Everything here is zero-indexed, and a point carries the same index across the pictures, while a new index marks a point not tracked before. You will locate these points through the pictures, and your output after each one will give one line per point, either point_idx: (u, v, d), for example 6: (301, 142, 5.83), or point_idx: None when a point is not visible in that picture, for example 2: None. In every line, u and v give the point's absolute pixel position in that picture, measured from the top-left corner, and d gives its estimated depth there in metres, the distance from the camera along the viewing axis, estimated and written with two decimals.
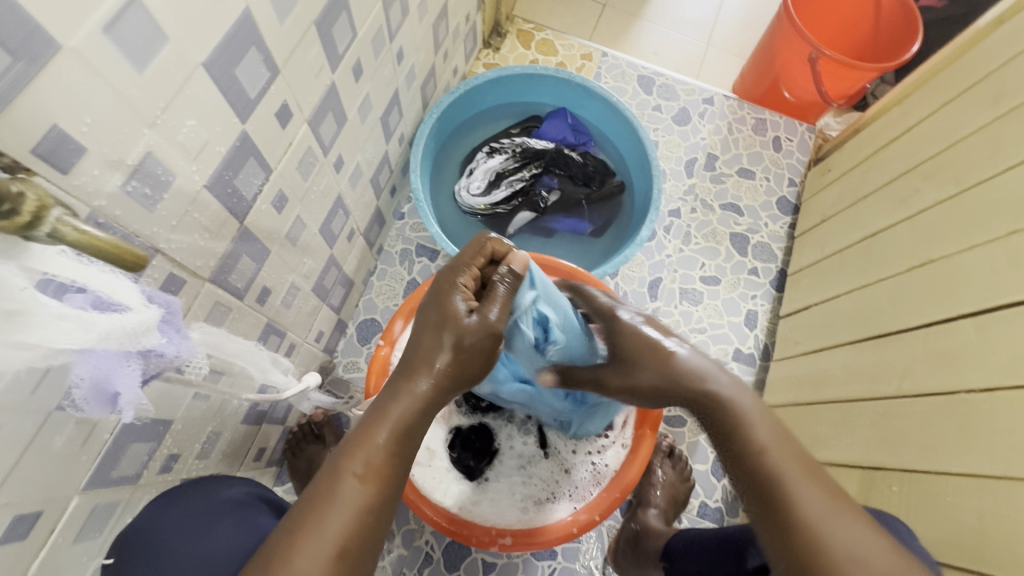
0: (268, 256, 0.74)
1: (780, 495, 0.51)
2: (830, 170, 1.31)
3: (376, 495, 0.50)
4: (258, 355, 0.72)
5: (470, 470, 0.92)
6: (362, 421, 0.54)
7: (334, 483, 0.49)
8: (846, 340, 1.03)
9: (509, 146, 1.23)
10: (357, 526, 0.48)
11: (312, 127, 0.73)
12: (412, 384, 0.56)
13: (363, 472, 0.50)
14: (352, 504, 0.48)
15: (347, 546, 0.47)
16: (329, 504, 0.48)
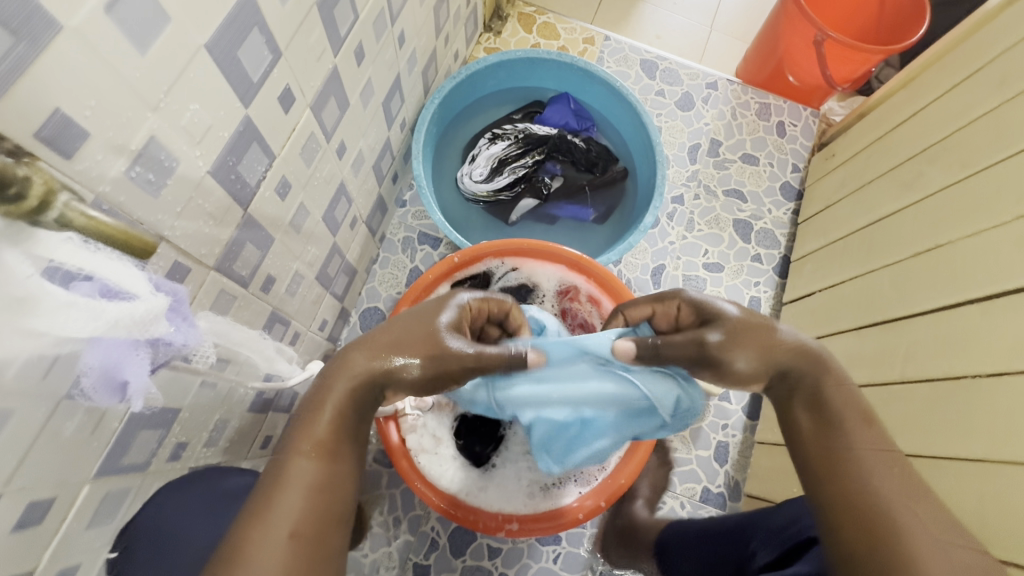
0: (273, 243, 0.73)
1: (850, 469, 0.59)
2: (835, 154, 1.30)
3: (322, 471, 0.56)
4: (253, 342, 0.71)
5: (476, 457, 0.92)
6: (309, 398, 0.61)
7: (285, 462, 0.56)
8: (846, 326, 1.03)
9: (512, 133, 1.21)
10: (309, 502, 0.54)
11: (314, 112, 0.72)
12: (353, 354, 0.63)
13: (314, 450, 0.57)
14: (303, 483, 0.54)
15: (305, 518, 0.53)
16: (285, 484, 0.54)
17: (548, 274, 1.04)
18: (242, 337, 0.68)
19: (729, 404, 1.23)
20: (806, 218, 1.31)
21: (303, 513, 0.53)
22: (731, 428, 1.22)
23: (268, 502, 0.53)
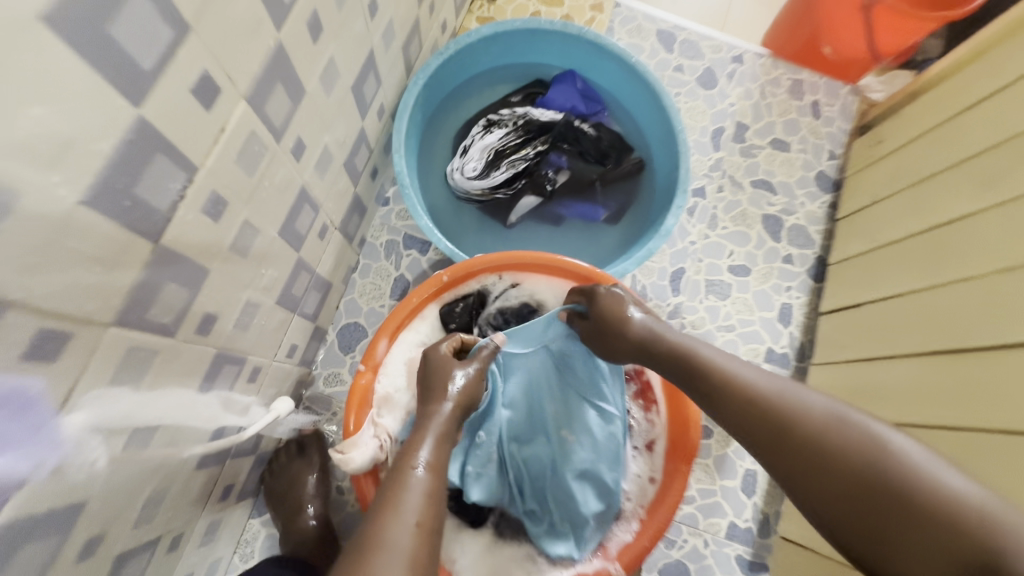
0: (206, 275, 0.58)
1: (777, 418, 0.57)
2: (884, 141, 1.14)
3: (432, 481, 0.59)
4: (172, 412, 0.58)
5: (472, 520, 0.81)
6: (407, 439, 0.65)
7: (398, 479, 0.58)
8: (893, 352, 0.91)
9: (510, 119, 1.04)
10: (428, 508, 0.56)
11: (254, 106, 0.55)
12: (437, 407, 0.69)
13: (426, 465, 0.60)
14: (421, 489, 0.57)
15: (422, 522, 0.54)
16: (401, 490, 0.56)
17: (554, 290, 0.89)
18: (156, 415, 0.54)
19: None
20: (846, 215, 1.16)
21: (421, 517, 0.54)
22: None
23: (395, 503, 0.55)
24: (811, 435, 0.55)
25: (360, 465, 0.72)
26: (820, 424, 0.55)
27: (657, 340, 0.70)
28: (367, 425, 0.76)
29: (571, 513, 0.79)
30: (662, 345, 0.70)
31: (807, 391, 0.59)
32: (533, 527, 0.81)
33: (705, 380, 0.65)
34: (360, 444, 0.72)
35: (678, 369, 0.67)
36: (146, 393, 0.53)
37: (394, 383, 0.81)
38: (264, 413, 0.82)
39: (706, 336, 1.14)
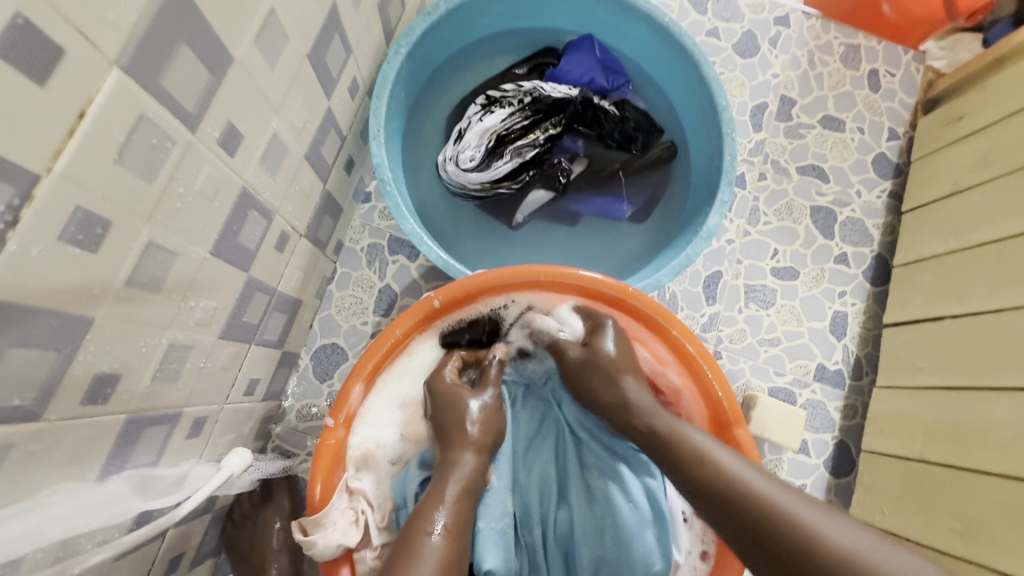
0: (89, 325, 0.41)
1: (774, 524, 0.49)
2: (965, 117, 0.94)
3: (448, 549, 0.53)
4: (38, 530, 0.40)
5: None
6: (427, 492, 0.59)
7: (411, 544, 0.53)
8: (994, 382, 0.75)
9: (515, 95, 0.84)
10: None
11: (141, 80, 0.37)
12: (459, 457, 0.62)
13: (443, 530, 0.55)
14: (434, 560, 0.52)
15: None
16: (411, 561, 0.51)
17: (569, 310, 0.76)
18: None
19: (808, 459, 0.93)
20: (917, 206, 0.98)
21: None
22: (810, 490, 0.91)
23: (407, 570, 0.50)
24: (811, 547, 0.47)
25: (325, 552, 0.60)
26: (799, 524, 0.48)
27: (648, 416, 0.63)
28: (339, 494, 0.64)
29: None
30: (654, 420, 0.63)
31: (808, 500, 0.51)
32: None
33: (678, 459, 0.58)
34: (327, 525, 0.61)
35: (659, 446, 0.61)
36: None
37: (376, 436, 0.69)
38: (209, 472, 0.63)
39: (747, 352, 0.96)
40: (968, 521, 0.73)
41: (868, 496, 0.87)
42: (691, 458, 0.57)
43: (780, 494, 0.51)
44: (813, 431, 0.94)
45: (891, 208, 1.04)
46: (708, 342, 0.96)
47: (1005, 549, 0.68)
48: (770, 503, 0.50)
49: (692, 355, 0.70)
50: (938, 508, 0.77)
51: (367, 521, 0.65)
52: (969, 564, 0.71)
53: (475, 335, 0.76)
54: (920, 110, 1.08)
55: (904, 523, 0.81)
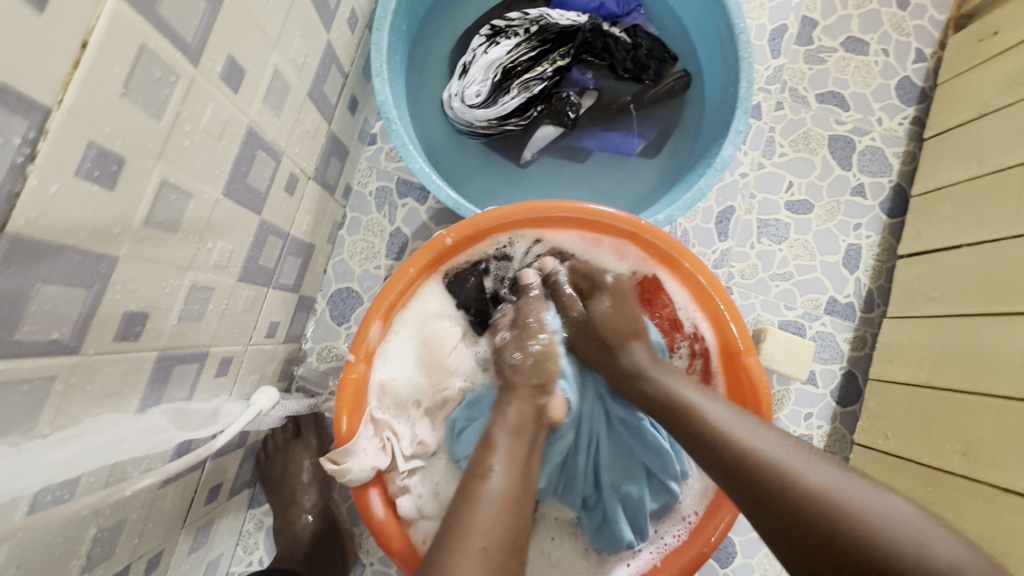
0: (115, 263, 0.42)
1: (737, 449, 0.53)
2: (1000, 33, 0.89)
3: (513, 491, 0.52)
4: (85, 457, 0.42)
5: None
6: (474, 461, 0.56)
7: (471, 490, 0.52)
8: (1010, 308, 0.75)
9: (521, 24, 0.81)
10: (503, 521, 0.49)
11: (139, 7, 0.36)
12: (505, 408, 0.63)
13: (504, 470, 0.54)
14: (498, 497, 0.51)
15: (490, 542, 0.47)
16: (472, 505, 0.50)
17: (584, 243, 0.76)
18: (50, 471, 0.39)
19: (815, 389, 0.95)
20: (941, 132, 0.94)
21: (496, 534, 0.48)
22: (815, 418, 0.94)
23: (470, 514, 0.49)
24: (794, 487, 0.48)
25: (359, 476, 0.63)
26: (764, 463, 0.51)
27: (642, 377, 0.65)
28: (364, 426, 0.66)
29: (634, 507, 0.72)
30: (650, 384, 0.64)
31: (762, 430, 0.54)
32: (587, 520, 0.74)
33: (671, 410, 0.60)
34: (358, 453, 0.64)
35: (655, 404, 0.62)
36: (41, 441, 0.39)
37: (395, 371, 0.72)
38: (240, 409, 0.66)
39: (758, 287, 0.96)
40: (970, 442, 0.75)
41: (873, 421, 0.89)
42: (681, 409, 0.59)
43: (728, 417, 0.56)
44: (822, 361, 0.95)
45: (913, 135, 1.00)
46: (718, 278, 0.96)
47: (1005, 467, 0.70)
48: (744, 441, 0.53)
49: (705, 286, 0.70)
50: (942, 431, 0.79)
51: (393, 448, 0.68)
52: (968, 481, 0.74)
53: (480, 277, 0.77)
54: (952, 27, 1.01)
55: (907, 447, 0.83)
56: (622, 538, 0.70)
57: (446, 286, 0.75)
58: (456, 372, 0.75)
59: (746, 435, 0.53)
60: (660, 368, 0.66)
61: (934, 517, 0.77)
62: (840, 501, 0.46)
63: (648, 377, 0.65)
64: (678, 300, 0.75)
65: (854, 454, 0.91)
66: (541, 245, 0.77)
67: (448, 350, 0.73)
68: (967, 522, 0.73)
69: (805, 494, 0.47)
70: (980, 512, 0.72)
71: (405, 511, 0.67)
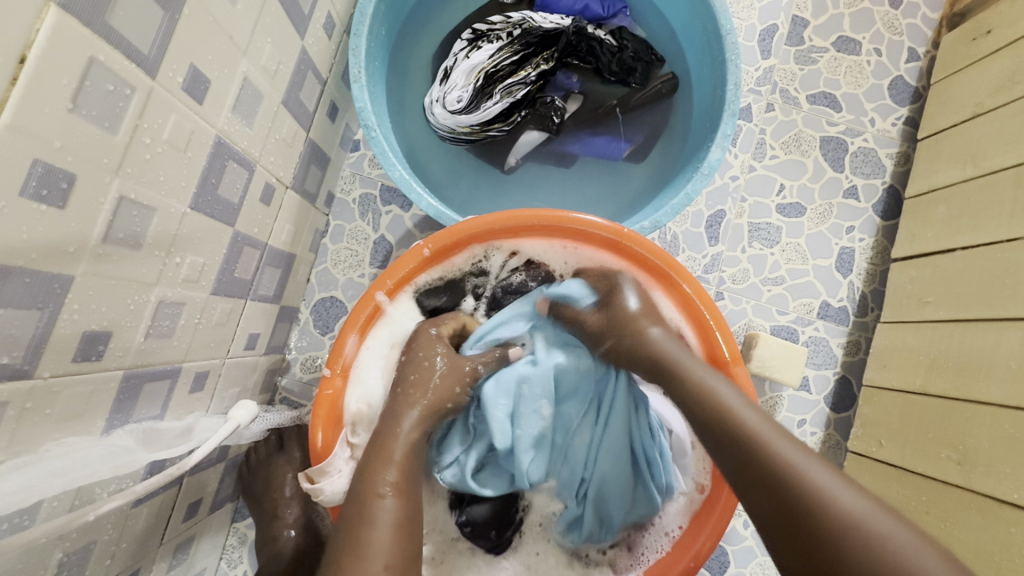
0: (70, 283, 0.41)
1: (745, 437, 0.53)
2: (993, 32, 0.87)
3: (403, 507, 0.55)
4: (42, 483, 0.41)
5: (493, 545, 0.72)
6: (365, 466, 0.57)
7: (363, 507, 0.54)
8: (1005, 313, 0.73)
9: (503, 28, 0.79)
10: (399, 539, 0.52)
11: (86, 18, 0.35)
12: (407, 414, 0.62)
13: (394, 488, 0.56)
14: (389, 520, 0.53)
15: (391, 562, 0.51)
16: (366, 526, 0.52)
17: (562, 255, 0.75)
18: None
19: (808, 395, 0.93)
20: (934, 132, 0.93)
21: (393, 555, 0.51)
22: (809, 425, 0.92)
23: (366, 537, 0.52)
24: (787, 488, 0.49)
25: (332, 497, 0.62)
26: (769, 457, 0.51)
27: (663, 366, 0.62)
28: (342, 446, 0.65)
29: (612, 511, 0.72)
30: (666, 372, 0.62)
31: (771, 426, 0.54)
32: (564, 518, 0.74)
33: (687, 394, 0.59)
34: (333, 472, 0.63)
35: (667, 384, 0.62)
36: None
37: (371, 397, 0.68)
38: (216, 424, 0.64)
39: (749, 292, 0.94)
40: (965, 450, 0.73)
41: (867, 428, 0.87)
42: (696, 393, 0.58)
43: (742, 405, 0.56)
44: (815, 367, 0.93)
45: (906, 136, 0.98)
46: (709, 283, 0.95)
47: (1000, 476, 0.69)
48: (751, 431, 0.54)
49: (691, 297, 0.69)
50: (937, 439, 0.77)
51: None
52: (964, 491, 0.72)
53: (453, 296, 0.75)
54: (945, 26, 0.99)
55: (901, 455, 0.82)
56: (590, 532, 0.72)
57: (417, 304, 0.73)
58: None
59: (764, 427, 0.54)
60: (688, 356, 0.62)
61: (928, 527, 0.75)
62: (838, 507, 0.47)
63: (662, 360, 0.63)
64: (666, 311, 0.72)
65: (848, 461, 0.89)
66: (515, 258, 0.75)
67: None
68: (962, 532, 0.71)
69: (805, 494, 0.48)
70: (975, 523, 0.70)
71: None
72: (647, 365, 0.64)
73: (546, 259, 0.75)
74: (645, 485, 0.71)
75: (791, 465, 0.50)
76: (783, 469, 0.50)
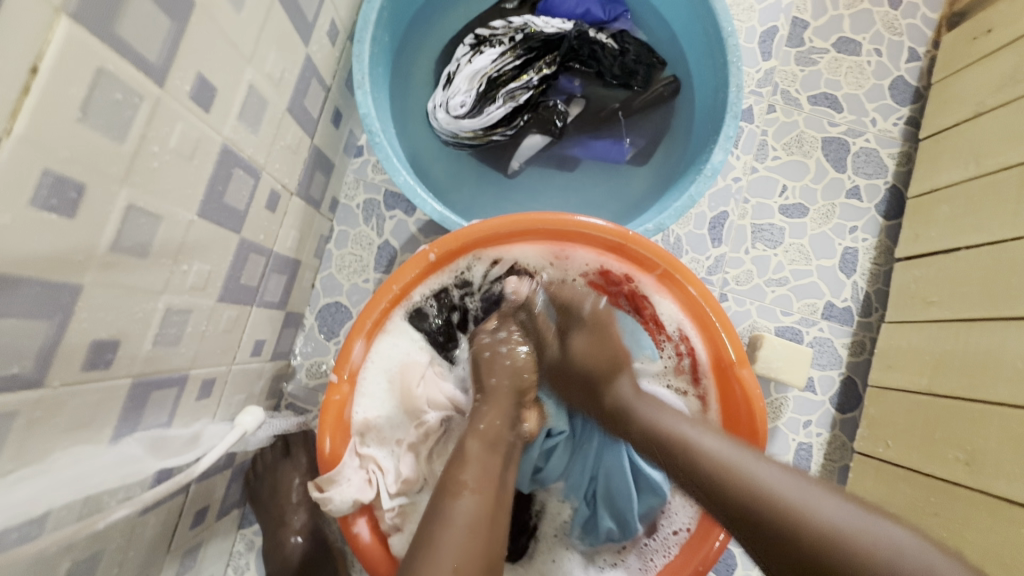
0: (78, 291, 0.41)
1: (736, 485, 0.52)
2: (994, 32, 0.87)
3: (482, 509, 0.55)
4: (49, 492, 0.41)
5: (509, 553, 0.72)
6: (447, 467, 0.60)
7: (444, 502, 0.55)
8: (1011, 313, 0.73)
9: (505, 32, 0.79)
10: (473, 538, 0.53)
11: (96, 29, 0.35)
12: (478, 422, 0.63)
13: (475, 486, 0.57)
14: (467, 519, 0.54)
15: (461, 564, 0.51)
16: (443, 524, 0.53)
17: (552, 259, 0.75)
18: (7, 513, 0.38)
19: (814, 396, 0.93)
20: (935, 132, 0.93)
21: (464, 555, 0.51)
22: (815, 426, 0.92)
23: (438, 531, 0.53)
24: (795, 522, 0.48)
25: (341, 507, 0.62)
26: (771, 502, 0.50)
27: (629, 414, 0.64)
28: (350, 455, 0.66)
29: (622, 506, 0.72)
30: (635, 421, 0.63)
31: (760, 461, 0.54)
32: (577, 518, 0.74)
33: (670, 452, 0.58)
34: (341, 482, 0.63)
35: (645, 444, 0.61)
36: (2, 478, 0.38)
37: (376, 407, 0.70)
38: (223, 431, 0.65)
39: (753, 293, 0.94)
40: (973, 451, 0.73)
41: (873, 429, 0.87)
42: (676, 448, 0.57)
43: (727, 451, 0.55)
44: (820, 368, 0.93)
45: (908, 136, 0.98)
46: (713, 284, 0.95)
47: (1008, 476, 0.69)
48: (741, 472, 0.53)
49: (697, 299, 0.69)
50: (944, 439, 0.77)
51: (378, 481, 0.66)
52: (973, 491, 0.72)
53: (447, 317, 0.77)
54: (945, 26, 0.99)
55: (908, 456, 0.81)
56: (605, 529, 0.72)
57: (409, 320, 0.73)
58: (430, 404, 0.72)
59: (766, 472, 0.52)
60: (644, 402, 0.64)
61: (937, 527, 0.75)
62: (853, 537, 0.46)
63: (634, 414, 0.63)
64: (660, 303, 0.73)
65: (854, 461, 0.89)
66: (501, 265, 0.75)
67: (420, 379, 0.72)
68: (972, 533, 0.71)
69: (817, 534, 0.47)
70: (984, 523, 0.70)
71: (396, 549, 0.64)
72: (632, 430, 0.63)
73: (535, 266, 0.76)
74: (644, 474, 0.72)
75: (798, 508, 0.49)
76: (789, 509, 0.49)
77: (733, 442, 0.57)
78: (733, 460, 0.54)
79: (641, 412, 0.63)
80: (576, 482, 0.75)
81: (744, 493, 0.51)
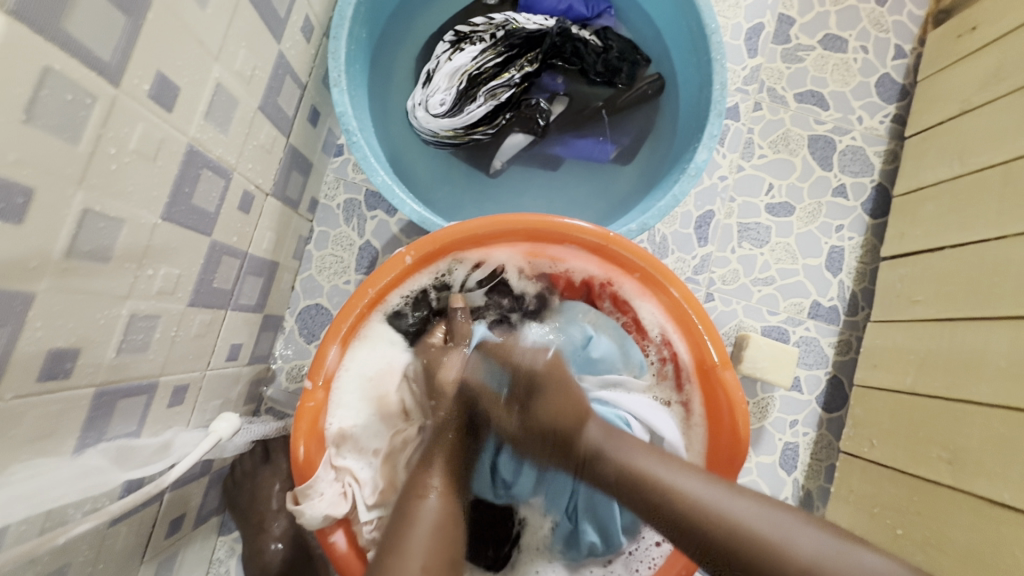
0: (32, 300, 0.39)
1: (714, 527, 0.51)
2: (978, 29, 0.87)
3: (442, 511, 0.58)
4: (4, 508, 0.39)
5: (491, 563, 0.71)
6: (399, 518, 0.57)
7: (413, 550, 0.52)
8: (995, 313, 0.73)
9: (486, 29, 0.78)
10: None
11: (41, 26, 0.34)
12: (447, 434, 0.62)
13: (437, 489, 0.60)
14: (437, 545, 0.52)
15: None
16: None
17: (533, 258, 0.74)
18: None
19: (800, 395, 0.92)
20: (921, 130, 0.93)
21: None
22: (801, 425, 0.92)
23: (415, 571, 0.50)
24: (778, 558, 0.48)
25: (316, 522, 0.61)
26: (751, 539, 0.49)
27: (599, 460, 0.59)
28: (325, 467, 0.64)
29: (605, 518, 0.70)
30: (604, 466, 0.59)
31: (733, 495, 0.53)
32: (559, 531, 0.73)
33: (647, 498, 0.55)
34: (315, 495, 0.62)
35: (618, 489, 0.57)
36: None
37: (352, 414, 0.69)
38: (196, 438, 0.62)
39: (739, 293, 0.94)
40: (954, 450, 0.73)
41: (858, 428, 0.87)
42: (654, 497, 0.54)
43: (706, 491, 0.53)
44: (806, 367, 0.93)
45: (893, 133, 0.98)
46: (699, 284, 0.94)
47: (990, 476, 0.69)
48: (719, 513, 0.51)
49: (678, 301, 0.68)
50: (927, 438, 0.77)
51: (354, 494, 0.66)
52: (954, 490, 0.72)
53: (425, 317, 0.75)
54: (931, 23, 0.99)
55: (892, 455, 0.81)
56: (588, 542, 0.71)
57: (386, 324, 0.71)
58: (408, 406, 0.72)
59: (740, 508, 0.51)
60: (616, 442, 0.60)
61: (921, 527, 0.75)
62: (830, 570, 0.47)
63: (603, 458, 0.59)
64: (642, 305, 0.72)
65: (840, 461, 0.89)
66: (482, 265, 0.74)
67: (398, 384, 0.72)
68: (954, 533, 0.71)
69: (799, 571, 0.47)
70: (966, 524, 0.70)
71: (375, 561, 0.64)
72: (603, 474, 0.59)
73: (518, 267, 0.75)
74: None
75: (779, 544, 0.49)
76: (770, 549, 0.48)
77: (710, 479, 0.55)
78: (709, 501, 0.52)
79: (610, 456, 0.59)
80: (553, 500, 0.72)
81: (726, 533, 0.50)
